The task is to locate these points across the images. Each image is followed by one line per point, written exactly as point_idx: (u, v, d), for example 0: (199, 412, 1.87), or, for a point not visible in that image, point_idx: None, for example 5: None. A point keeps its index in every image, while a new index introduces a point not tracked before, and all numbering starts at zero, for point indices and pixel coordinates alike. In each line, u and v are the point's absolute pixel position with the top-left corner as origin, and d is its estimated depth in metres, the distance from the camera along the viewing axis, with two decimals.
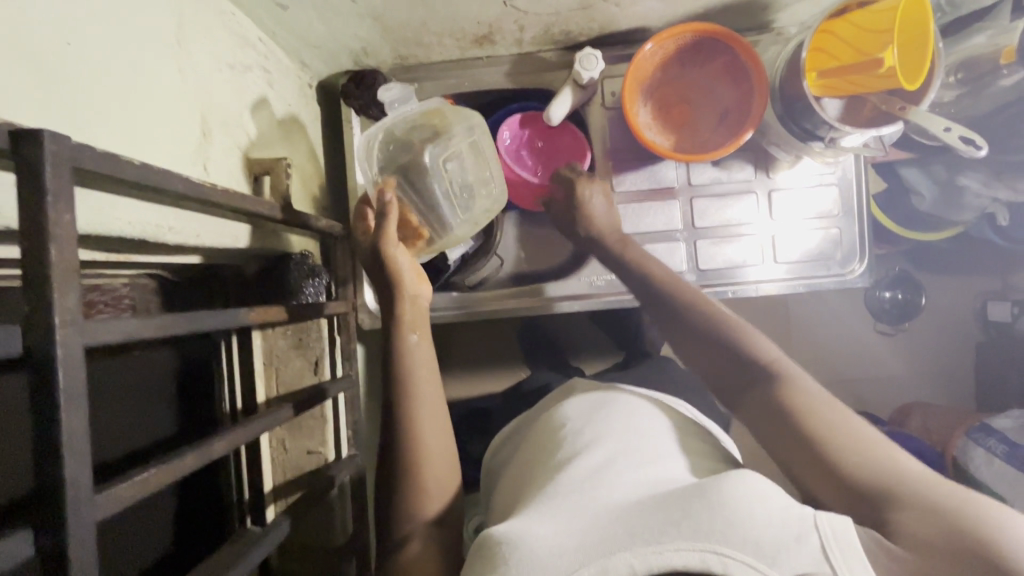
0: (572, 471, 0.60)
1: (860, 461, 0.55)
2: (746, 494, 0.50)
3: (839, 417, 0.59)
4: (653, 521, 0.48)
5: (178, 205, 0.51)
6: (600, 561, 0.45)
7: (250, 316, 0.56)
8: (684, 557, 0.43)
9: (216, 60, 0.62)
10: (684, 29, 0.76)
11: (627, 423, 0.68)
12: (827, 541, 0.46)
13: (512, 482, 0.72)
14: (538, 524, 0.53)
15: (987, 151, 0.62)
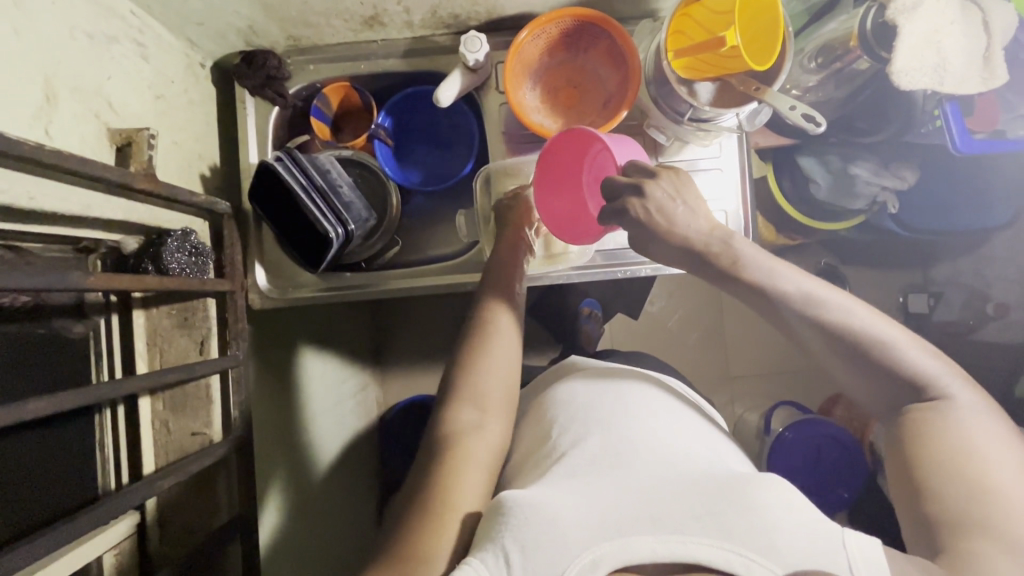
0: (585, 446, 0.65)
1: (929, 461, 0.60)
2: (779, 497, 0.56)
3: (959, 442, 0.60)
4: (680, 508, 0.55)
5: (5, 165, 0.51)
6: (623, 540, 0.53)
7: (85, 280, 0.57)
8: (707, 552, 0.52)
9: (70, 29, 0.61)
10: (560, 14, 0.78)
11: (631, 399, 0.73)
12: (852, 556, 0.52)
13: (516, 456, 0.76)
14: (552, 493, 0.58)
15: (825, 127, 0.67)
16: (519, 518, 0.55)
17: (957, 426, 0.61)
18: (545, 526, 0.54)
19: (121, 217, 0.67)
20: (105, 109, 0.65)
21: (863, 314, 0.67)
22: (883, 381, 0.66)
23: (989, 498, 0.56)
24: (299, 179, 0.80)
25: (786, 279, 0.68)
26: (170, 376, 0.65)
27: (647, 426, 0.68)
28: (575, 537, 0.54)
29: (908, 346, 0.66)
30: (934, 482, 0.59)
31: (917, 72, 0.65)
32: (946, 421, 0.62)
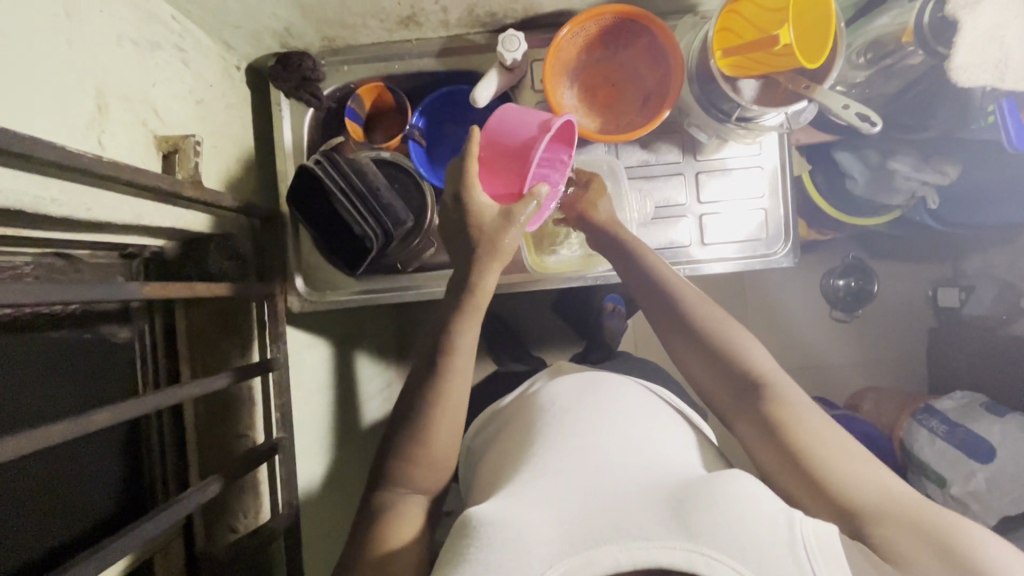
0: (552, 452, 0.64)
1: (794, 444, 0.63)
2: (741, 496, 0.54)
3: (811, 426, 0.65)
4: (644, 515, 0.53)
5: (64, 177, 0.51)
6: (587, 553, 0.50)
7: (139, 289, 0.57)
8: (670, 555, 0.48)
9: (117, 36, 0.61)
10: (601, 11, 0.77)
11: (606, 400, 0.74)
12: (809, 548, 0.50)
13: (498, 452, 0.76)
14: (524, 506, 0.57)
15: (881, 127, 0.65)
16: (485, 538, 0.54)
17: (811, 422, 0.65)
18: (512, 541, 0.53)
19: (170, 225, 0.67)
20: (151, 116, 0.65)
21: (717, 321, 0.75)
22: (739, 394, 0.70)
23: (853, 488, 0.59)
24: (337, 181, 0.80)
25: (687, 292, 0.77)
26: (214, 383, 0.66)
27: (626, 429, 0.68)
28: (541, 552, 0.51)
29: (758, 352, 0.72)
30: (821, 475, 0.61)
31: (977, 68, 0.63)
32: (788, 407, 0.66)
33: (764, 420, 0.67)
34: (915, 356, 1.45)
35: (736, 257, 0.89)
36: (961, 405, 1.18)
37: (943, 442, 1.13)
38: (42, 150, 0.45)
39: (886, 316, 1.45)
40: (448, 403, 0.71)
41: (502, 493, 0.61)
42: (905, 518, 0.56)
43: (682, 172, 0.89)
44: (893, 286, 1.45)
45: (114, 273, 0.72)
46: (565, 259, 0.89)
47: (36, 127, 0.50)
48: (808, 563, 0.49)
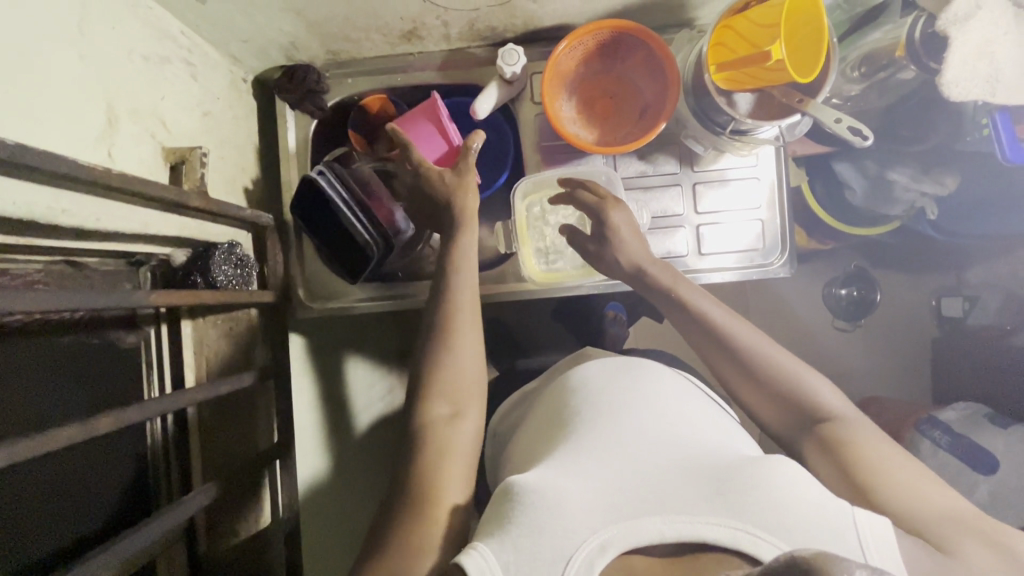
0: (587, 431, 0.66)
1: (856, 467, 0.62)
2: (791, 481, 0.55)
3: (877, 448, 0.63)
4: (687, 493, 0.55)
5: (74, 189, 0.53)
6: (630, 523, 0.53)
7: (147, 297, 0.58)
8: (715, 531, 0.51)
9: (127, 51, 0.63)
10: (599, 25, 0.78)
11: (642, 386, 0.73)
12: (863, 534, 0.52)
13: (525, 439, 0.77)
14: (565, 477, 0.59)
15: (872, 142, 0.66)
16: (527, 503, 0.56)
17: (867, 438, 0.64)
18: (554, 510, 0.55)
19: (175, 234, 0.69)
20: (159, 128, 0.67)
21: (761, 341, 0.73)
22: (783, 408, 0.70)
23: (902, 493, 0.59)
24: (339, 192, 0.82)
25: (705, 303, 0.76)
26: (225, 386, 0.68)
27: (661, 413, 0.68)
28: (583, 520, 0.54)
29: (793, 362, 0.71)
30: (871, 484, 0.61)
31: (968, 81, 0.64)
32: (848, 430, 0.65)
33: (822, 439, 0.66)
34: (920, 364, 1.44)
35: (733, 267, 0.90)
36: (964, 416, 1.17)
37: (947, 452, 1.13)
38: (55, 164, 0.47)
39: (888, 325, 1.45)
40: (454, 390, 0.72)
41: (545, 465, 0.62)
42: (955, 519, 0.57)
43: (680, 183, 0.90)
44: (895, 294, 1.45)
45: (121, 279, 0.74)
46: (562, 267, 0.89)
47: (47, 141, 0.52)
48: (860, 549, 0.51)
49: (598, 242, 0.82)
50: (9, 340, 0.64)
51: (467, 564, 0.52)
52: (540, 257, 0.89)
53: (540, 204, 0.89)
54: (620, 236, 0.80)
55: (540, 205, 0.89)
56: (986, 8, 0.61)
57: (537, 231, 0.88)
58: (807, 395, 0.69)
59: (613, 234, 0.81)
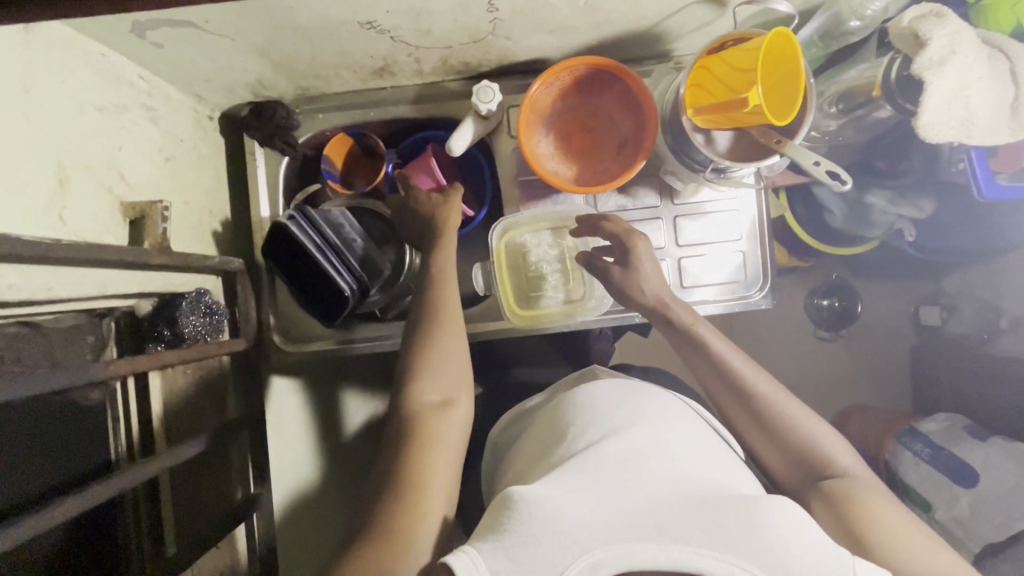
0: (594, 449, 0.64)
1: (861, 520, 0.61)
2: (795, 523, 0.54)
3: (882, 508, 0.62)
4: (688, 521, 0.54)
5: (22, 263, 0.50)
6: (626, 545, 0.52)
7: (104, 371, 0.57)
8: (711, 565, 0.51)
9: (79, 104, 0.60)
10: (575, 62, 0.77)
11: (647, 410, 0.72)
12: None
13: (523, 453, 0.76)
14: (567, 494, 0.57)
15: (850, 185, 0.65)
16: (523, 513, 0.55)
17: (874, 499, 0.64)
18: (553, 523, 0.54)
19: (137, 290, 0.66)
20: (117, 181, 0.64)
21: (776, 390, 0.72)
22: (784, 451, 0.70)
23: (896, 545, 0.59)
24: (313, 238, 0.80)
25: (714, 335, 0.75)
26: (188, 453, 0.68)
27: (659, 438, 0.66)
28: (579, 537, 0.53)
29: (795, 406, 0.71)
30: (866, 534, 0.60)
31: (943, 125, 0.63)
32: (853, 487, 0.65)
33: (825, 491, 0.65)
34: (900, 373, 1.45)
35: (714, 300, 0.89)
36: (944, 428, 1.20)
37: (928, 465, 1.15)
38: None
39: (869, 334, 1.46)
40: (442, 378, 0.71)
41: (547, 479, 0.60)
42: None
43: (661, 216, 0.89)
44: (875, 304, 1.46)
45: (82, 335, 0.71)
46: (544, 305, 0.87)
47: None
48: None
49: (623, 269, 0.80)
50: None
51: (456, 563, 0.52)
52: (522, 298, 0.86)
53: (523, 243, 0.86)
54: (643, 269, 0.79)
55: (524, 244, 0.86)
56: (960, 53, 0.61)
57: (518, 271, 0.86)
58: (806, 441, 0.69)
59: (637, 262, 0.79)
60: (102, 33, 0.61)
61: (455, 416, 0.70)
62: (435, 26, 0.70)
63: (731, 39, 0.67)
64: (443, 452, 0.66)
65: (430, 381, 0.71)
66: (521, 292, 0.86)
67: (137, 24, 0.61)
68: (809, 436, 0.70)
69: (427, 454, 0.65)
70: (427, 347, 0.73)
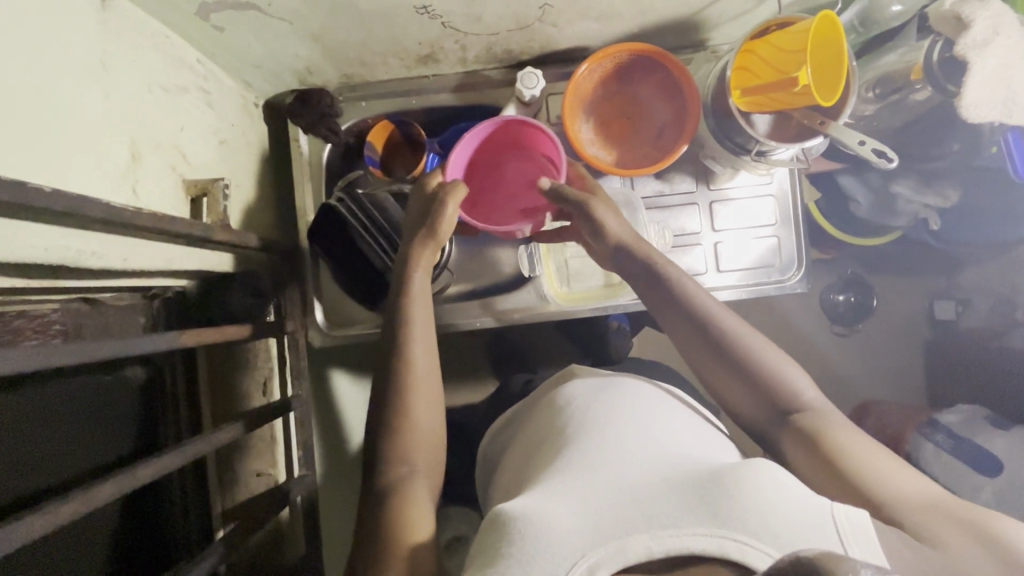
0: (575, 450, 0.61)
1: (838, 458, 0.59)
2: (771, 488, 0.51)
3: (856, 442, 0.60)
4: (672, 504, 0.50)
5: (104, 232, 0.51)
6: (616, 542, 0.48)
7: (181, 338, 0.57)
8: (702, 543, 0.47)
9: (147, 83, 0.61)
10: (618, 48, 0.79)
11: (619, 402, 0.68)
12: (841, 527, 0.49)
13: (517, 452, 0.73)
14: (557, 500, 0.54)
15: (896, 163, 0.67)
16: (516, 534, 0.51)
17: (847, 435, 0.61)
18: (549, 536, 0.50)
19: (197, 268, 0.67)
20: (180, 160, 0.66)
21: (748, 333, 0.68)
22: (777, 407, 0.65)
23: (885, 483, 0.57)
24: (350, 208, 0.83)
25: (698, 293, 0.70)
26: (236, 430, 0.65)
27: (644, 427, 0.63)
28: (572, 543, 0.49)
29: (780, 361, 0.67)
30: (862, 480, 0.57)
31: (987, 104, 0.66)
32: (824, 423, 0.62)
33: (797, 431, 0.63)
34: (912, 371, 1.40)
35: (750, 284, 0.91)
36: (964, 419, 1.17)
37: (949, 456, 1.12)
38: (89, 209, 0.45)
39: (881, 329, 1.42)
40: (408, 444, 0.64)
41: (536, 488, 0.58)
42: (934, 506, 0.55)
43: (697, 201, 0.91)
44: (891, 299, 1.41)
45: (136, 313, 0.71)
46: (585, 288, 0.91)
47: (74, 184, 0.50)
48: (840, 542, 0.47)
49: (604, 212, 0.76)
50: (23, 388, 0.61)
51: None
52: (558, 276, 0.91)
53: None
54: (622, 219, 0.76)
55: None
56: (1003, 34, 0.62)
57: (557, 251, 0.91)
58: (795, 392, 0.65)
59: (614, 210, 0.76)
60: (171, 15, 0.63)
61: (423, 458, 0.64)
62: (488, 12, 0.72)
63: (776, 22, 0.70)
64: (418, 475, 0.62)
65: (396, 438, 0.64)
66: (559, 271, 0.91)
67: (205, 6, 0.62)
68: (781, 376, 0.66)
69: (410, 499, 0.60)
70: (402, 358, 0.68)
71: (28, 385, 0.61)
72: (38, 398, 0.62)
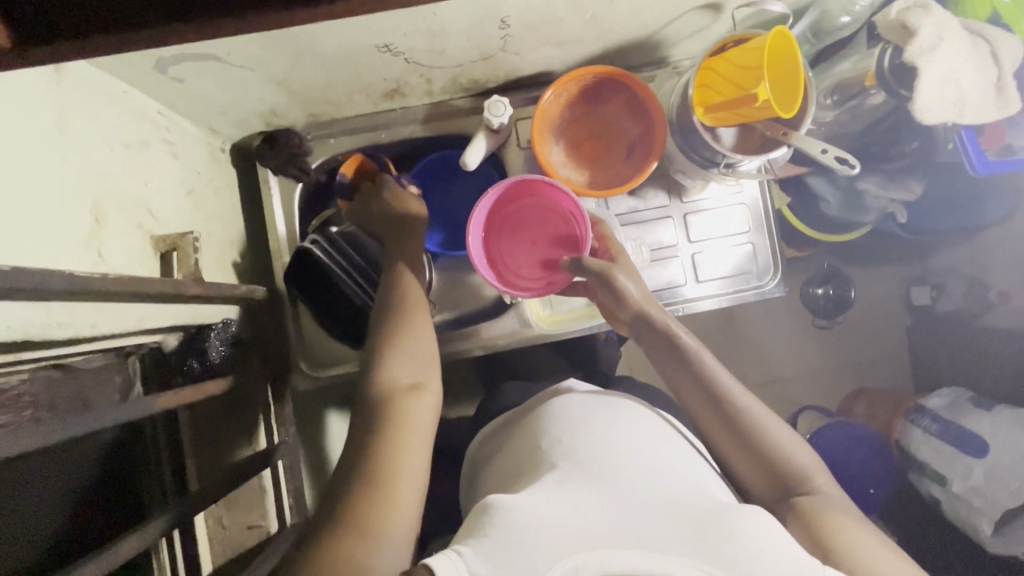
0: (576, 449, 0.61)
1: (836, 539, 0.56)
2: (766, 532, 0.52)
3: (857, 530, 0.58)
4: (664, 528, 0.51)
5: (71, 301, 0.49)
6: (604, 555, 0.49)
7: (160, 402, 0.56)
8: (684, 572, 0.48)
9: (107, 141, 0.60)
10: (582, 72, 0.80)
11: (614, 417, 0.67)
12: (822, 570, 0.51)
13: (496, 474, 0.71)
14: (546, 500, 0.54)
15: (859, 169, 0.69)
16: (504, 522, 0.52)
17: (847, 521, 0.58)
18: (534, 537, 0.50)
19: (171, 323, 0.66)
20: (146, 216, 0.65)
21: (756, 401, 0.67)
22: (768, 468, 0.64)
23: (885, 572, 0.54)
24: (329, 252, 0.82)
25: (702, 353, 0.70)
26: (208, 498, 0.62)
27: (641, 447, 0.62)
28: (560, 541, 0.50)
29: (777, 426, 0.66)
30: (835, 543, 0.56)
31: (936, 107, 0.67)
32: (827, 504, 0.60)
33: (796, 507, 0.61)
34: (898, 358, 1.43)
35: (730, 292, 0.92)
36: (950, 402, 1.16)
37: (938, 440, 1.12)
38: (52, 282, 0.44)
39: (865, 320, 1.44)
40: (415, 364, 0.66)
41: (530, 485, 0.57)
42: None
43: (671, 215, 0.92)
44: (868, 289, 1.44)
45: (110, 374, 0.68)
46: (568, 308, 0.90)
47: (38, 255, 0.49)
48: None
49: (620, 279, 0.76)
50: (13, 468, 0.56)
51: (437, 563, 0.49)
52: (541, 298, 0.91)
53: None
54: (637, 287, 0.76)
55: None
56: (946, 40, 0.65)
57: None
58: (785, 460, 0.64)
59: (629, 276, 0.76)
60: (127, 72, 0.62)
61: (426, 399, 0.63)
62: (450, 46, 0.73)
63: (732, 41, 0.73)
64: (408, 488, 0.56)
65: (402, 370, 0.64)
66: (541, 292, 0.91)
67: (161, 60, 0.62)
68: (787, 449, 0.64)
69: (400, 442, 0.58)
70: (385, 382, 0.63)
71: (18, 467, 0.57)
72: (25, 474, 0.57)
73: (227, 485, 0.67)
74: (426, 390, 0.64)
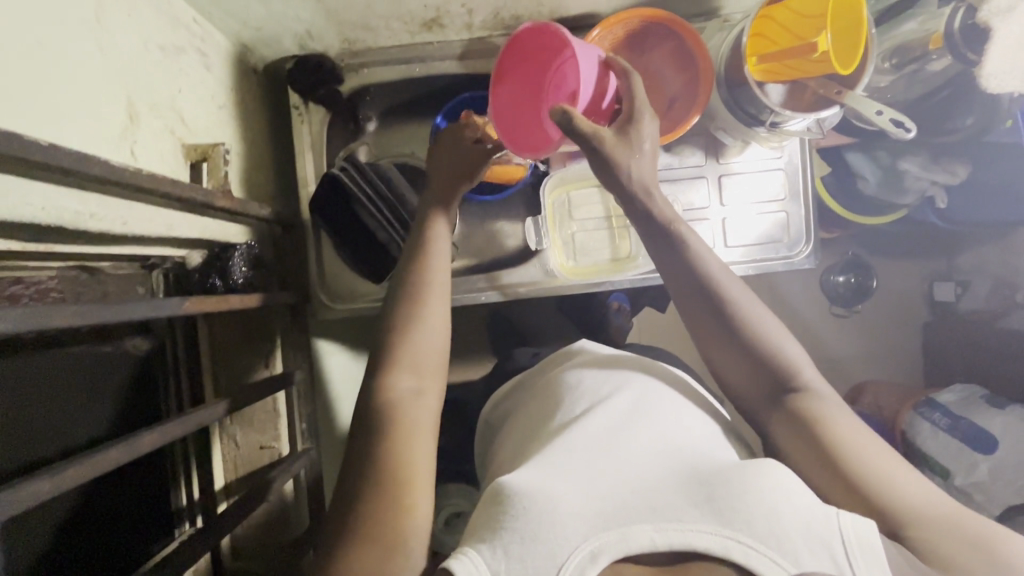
0: (583, 426, 0.60)
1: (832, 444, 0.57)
2: (784, 490, 0.51)
3: (851, 430, 0.59)
4: (677, 497, 0.51)
5: (100, 191, 0.49)
6: (620, 529, 0.49)
7: (183, 305, 0.56)
8: (705, 539, 0.48)
9: (143, 40, 0.59)
10: (630, 14, 0.77)
11: (633, 386, 0.66)
12: (849, 542, 0.48)
13: (515, 429, 0.72)
14: (556, 477, 0.54)
15: (915, 133, 0.66)
16: (518, 508, 0.51)
17: (840, 416, 0.60)
18: (550, 515, 0.50)
19: (198, 236, 0.66)
20: (178, 123, 0.64)
21: (753, 305, 0.65)
22: (764, 375, 0.63)
23: (883, 476, 0.55)
24: (360, 186, 0.81)
25: (719, 274, 0.66)
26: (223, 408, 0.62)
27: (655, 414, 0.62)
28: (574, 524, 0.50)
29: (797, 352, 0.64)
30: (858, 474, 0.55)
31: (1006, 74, 0.67)
32: (821, 403, 0.61)
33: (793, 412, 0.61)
34: (911, 353, 1.38)
35: (759, 260, 0.90)
36: (961, 399, 1.11)
37: (946, 436, 1.07)
38: (87, 166, 0.43)
39: (887, 313, 1.39)
40: (418, 363, 0.63)
41: (530, 463, 0.57)
42: (934, 513, 0.54)
43: (706, 175, 0.90)
44: (891, 282, 1.38)
45: (134, 284, 0.69)
46: (592, 262, 0.89)
47: (75, 140, 0.49)
48: (845, 557, 0.47)
49: (617, 138, 0.65)
50: (18, 353, 0.58)
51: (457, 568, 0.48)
52: (565, 245, 0.89)
53: (566, 192, 0.89)
54: (641, 147, 0.66)
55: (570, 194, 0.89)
56: None
57: (562, 218, 0.89)
58: (808, 390, 0.62)
59: (634, 137, 0.66)
60: None
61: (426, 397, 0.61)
62: None
63: None
64: (420, 439, 0.58)
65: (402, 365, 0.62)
66: (566, 241, 0.89)
67: None
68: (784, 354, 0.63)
69: (405, 443, 0.57)
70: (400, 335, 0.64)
71: (18, 353, 0.58)
72: (33, 366, 0.60)
73: (246, 401, 0.68)
74: (427, 392, 0.62)
